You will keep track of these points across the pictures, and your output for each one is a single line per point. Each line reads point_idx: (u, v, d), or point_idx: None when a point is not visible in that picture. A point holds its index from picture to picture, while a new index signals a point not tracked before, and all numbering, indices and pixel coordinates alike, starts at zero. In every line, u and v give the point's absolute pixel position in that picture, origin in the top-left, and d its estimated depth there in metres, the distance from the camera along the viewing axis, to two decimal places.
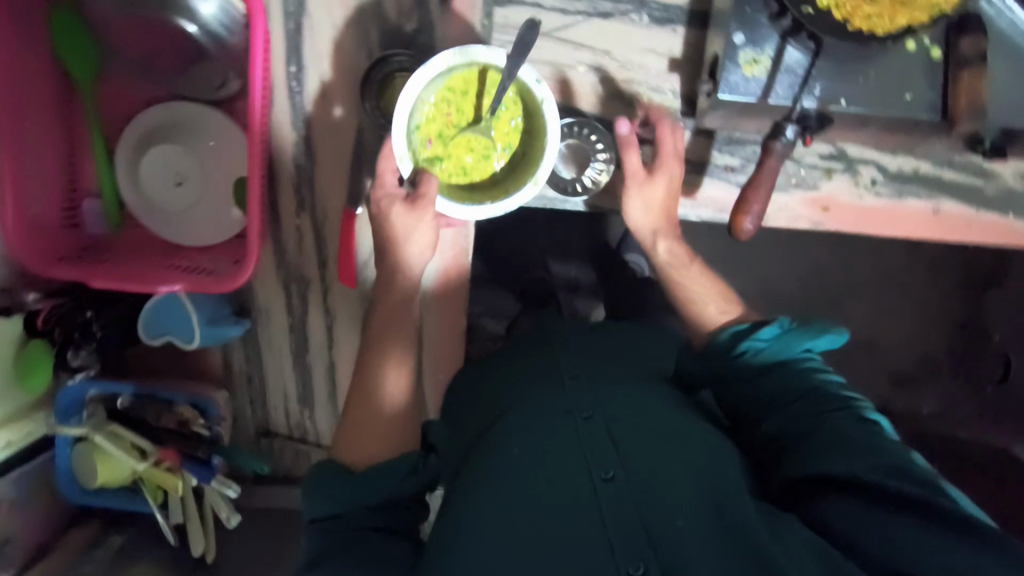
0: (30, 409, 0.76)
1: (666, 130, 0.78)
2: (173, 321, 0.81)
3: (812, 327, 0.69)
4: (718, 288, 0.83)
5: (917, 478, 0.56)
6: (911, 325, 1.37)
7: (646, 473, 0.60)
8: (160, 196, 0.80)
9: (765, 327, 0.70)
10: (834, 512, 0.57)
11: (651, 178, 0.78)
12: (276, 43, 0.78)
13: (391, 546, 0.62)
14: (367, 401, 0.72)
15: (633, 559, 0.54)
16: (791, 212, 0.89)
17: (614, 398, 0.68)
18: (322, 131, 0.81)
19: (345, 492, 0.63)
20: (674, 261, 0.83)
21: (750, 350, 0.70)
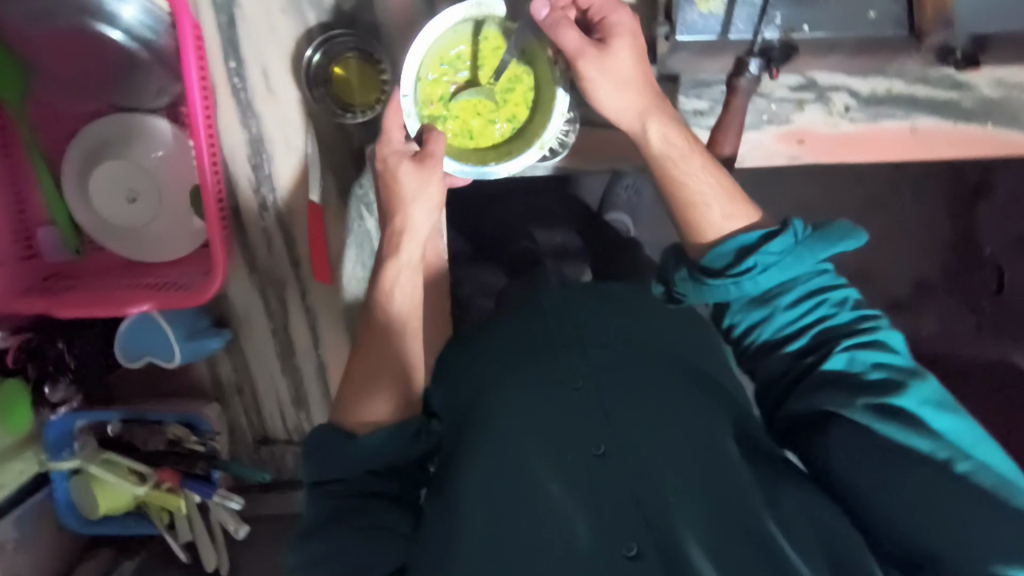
0: (19, 448, 0.75)
1: (612, 7, 0.64)
2: (149, 342, 0.78)
3: (830, 231, 0.59)
4: (729, 187, 0.64)
5: (906, 417, 0.53)
6: None
7: (636, 444, 0.59)
8: (113, 214, 0.76)
9: (777, 238, 0.59)
10: (829, 453, 0.56)
11: (604, 58, 0.63)
12: (210, 40, 0.75)
13: (391, 512, 0.60)
14: (375, 371, 0.65)
15: (623, 537, 0.54)
16: (768, 149, 0.87)
17: (604, 360, 0.65)
18: (273, 126, 0.79)
19: (350, 458, 0.60)
20: (670, 160, 0.65)
21: (758, 264, 0.59)
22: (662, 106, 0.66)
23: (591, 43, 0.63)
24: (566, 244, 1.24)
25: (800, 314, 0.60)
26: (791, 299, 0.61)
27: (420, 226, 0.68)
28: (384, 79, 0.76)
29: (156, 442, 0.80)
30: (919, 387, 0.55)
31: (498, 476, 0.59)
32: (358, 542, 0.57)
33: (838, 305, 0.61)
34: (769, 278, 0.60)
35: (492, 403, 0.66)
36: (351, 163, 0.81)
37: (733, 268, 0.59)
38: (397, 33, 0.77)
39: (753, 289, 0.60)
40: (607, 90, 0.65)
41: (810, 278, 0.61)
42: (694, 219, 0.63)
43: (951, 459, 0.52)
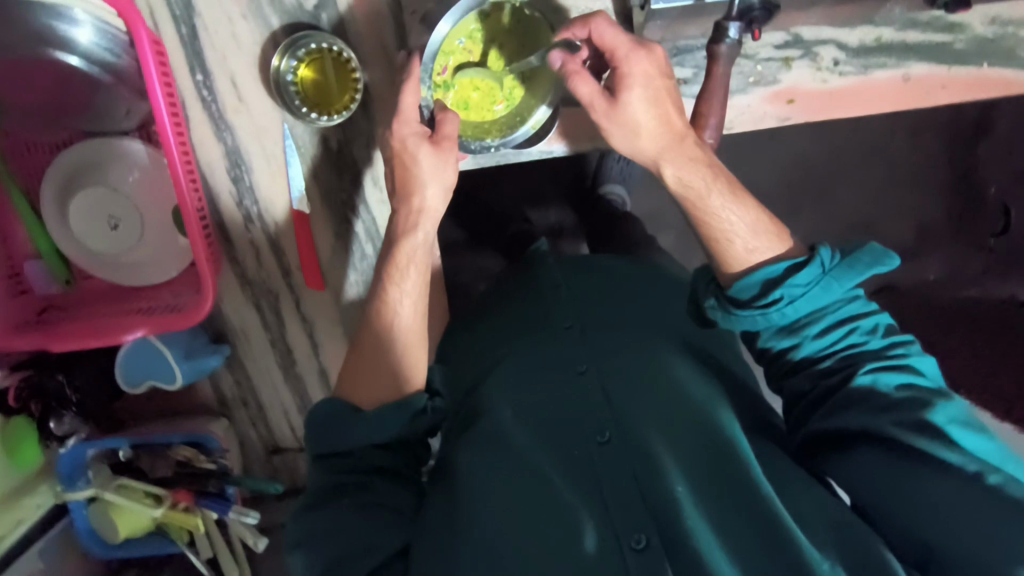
0: (33, 482, 0.77)
1: (627, 51, 0.61)
2: (149, 365, 0.79)
3: (859, 260, 0.62)
4: (760, 220, 0.66)
5: (936, 432, 0.56)
6: (904, 195, 1.40)
7: (638, 431, 0.62)
8: (96, 242, 0.75)
9: (805, 270, 0.62)
10: (857, 466, 0.59)
11: (615, 110, 0.63)
12: (174, 53, 0.72)
13: (391, 492, 0.63)
14: (380, 350, 0.69)
15: (633, 527, 0.57)
16: (757, 112, 0.84)
17: (618, 365, 0.68)
18: (247, 137, 0.76)
19: (357, 431, 0.63)
20: (694, 198, 0.65)
21: (785, 296, 0.63)
22: (684, 145, 0.65)
23: (603, 93, 0.62)
24: (562, 223, 1.29)
25: (828, 341, 0.64)
26: (820, 329, 0.64)
27: (432, 209, 0.71)
28: (356, 77, 0.75)
29: (165, 468, 0.79)
30: (946, 405, 0.58)
31: (504, 465, 0.62)
32: (361, 519, 0.60)
33: (868, 332, 0.64)
34: (797, 309, 0.63)
35: (502, 401, 0.67)
36: (332, 166, 0.80)
37: (761, 301, 0.63)
38: (365, 29, 0.75)
39: (781, 319, 0.63)
40: (626, 141, 0.64)
41: (839, 305, 0.64)
42: (722, 252, 0.66)
43: (982, 473, 0.55)
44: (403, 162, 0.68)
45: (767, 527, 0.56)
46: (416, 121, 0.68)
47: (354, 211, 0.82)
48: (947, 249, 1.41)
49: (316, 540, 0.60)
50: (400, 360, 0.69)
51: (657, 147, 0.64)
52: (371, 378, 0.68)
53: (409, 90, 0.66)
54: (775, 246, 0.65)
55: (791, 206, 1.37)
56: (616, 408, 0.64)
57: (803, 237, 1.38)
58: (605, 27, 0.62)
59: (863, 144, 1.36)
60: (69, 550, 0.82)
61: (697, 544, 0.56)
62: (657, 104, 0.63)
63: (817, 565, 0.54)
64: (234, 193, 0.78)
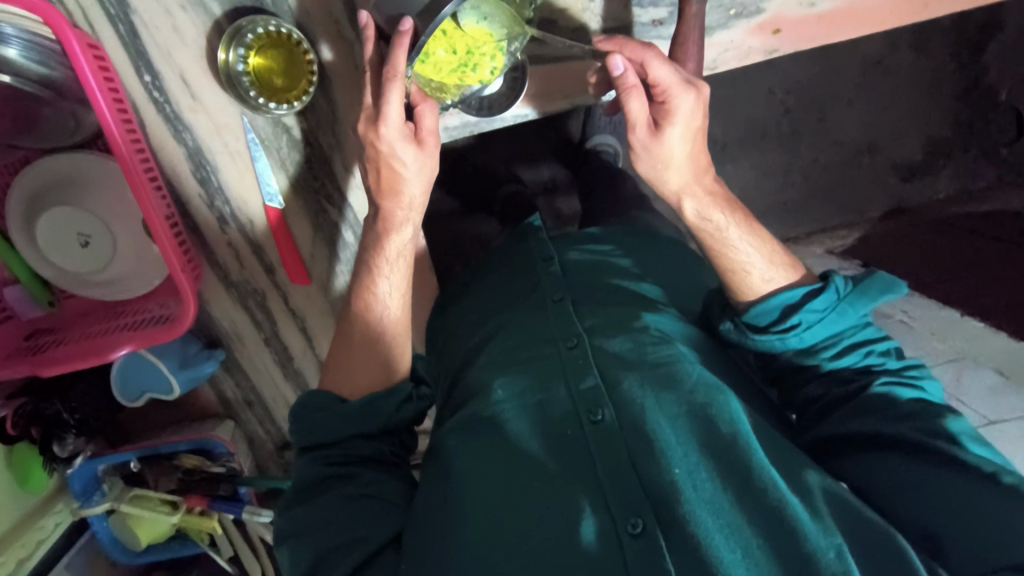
0: (48, 504, 0.81)
1: (676, 89, 0.61)
2: (144, 378, 0.79)
3: (870, 288, 0.67)
4: (768, 252, 0.70)
5: (953, 439, 0.60)
6: (908, 110, 1.34)
7: (635, 413, 0.62)
8: (70, 262, 0.72)
9: (821, 296, 0.67)
10: (874, 471, 0.62)
11: (655, 142, 0.64)
12: (114, 54, 0.67)
13: (380, 482, 0.63)
14: (366, 337, 0.70)
15: (628, 513, 0.56)
16: (741, 49, 0.79)
17: (615, 351, 0.68)
18: (205, 138, 0.73)
19: (347, 427, 0.64)
20: (712, 232, 0.70)
21: (803, 321, 0.67)
22: (703, 179, 0.69)
23: (649, 120, 0.63)
24: (554, 178, 1.25)
25: (844, 362, 0.67)
26: (835, 352, 0.68)
27: (408, 217, 0.70)
28: (310, 59, 0.70)
29: (168, 479, 0.85)
30: (958, 419, 0.62)
31: (499, 450, 0.62)
32: (350, 513, 0.60)
33: (883, 354, 0.68)
34: (814, 333, 0.67)
35: (495, 390, 0.66)
36: (300, 157, 0.77)
37: (779, 326, 0.68)
38: (312, 6, 0.70)
39: (798, 343, 0.67)
40: (655, 167, 0.67)
41: (854, 329, 0.68)
42: (738, 284, 0.70)
43: (997, 473, 0.57)
44: (386, 172, 0.66)
45: (770, 515, 0.56)
46: (399, 124, 0.62)
47: (329, 200, 0.80)
48: (958, 162, 1.37)
49: (305, 537, 0.60)
50: (388, 346, 0.70)
51: (686, 171, 0.67)
52: (361, 368, 0.69)
53: (393, 89, 0.59)
54: (789, 272, 0.70)
55: (791, 136, 1.32)
56: (617, 393, 0.64)
57: (803, 167, 1.34)
58: (656, 63, 0.60)
59: (863, 62, 1.29)
60: (94, 557, 0.88)
61: (695, 526, 0.55)
62: (691, 139, 0.65)
63: (821, 552, 0.54)
64: (203, 195, 0.76)
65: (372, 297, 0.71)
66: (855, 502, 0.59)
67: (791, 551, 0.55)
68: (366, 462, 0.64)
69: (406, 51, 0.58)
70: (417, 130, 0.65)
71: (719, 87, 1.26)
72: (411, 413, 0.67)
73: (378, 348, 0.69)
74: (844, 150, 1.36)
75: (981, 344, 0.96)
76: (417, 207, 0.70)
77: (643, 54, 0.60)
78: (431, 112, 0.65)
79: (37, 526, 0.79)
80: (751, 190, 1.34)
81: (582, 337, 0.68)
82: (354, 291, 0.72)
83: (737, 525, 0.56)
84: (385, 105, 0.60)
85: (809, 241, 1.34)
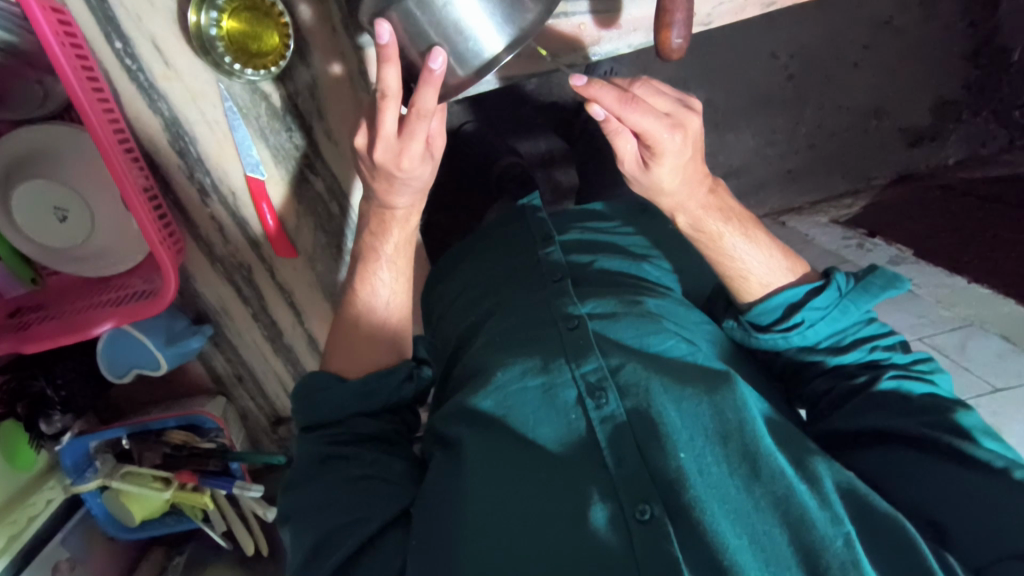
0: (40, 481, 0.81)
1: (660, 134, 0.58)
2: (131, 355, 0.78)
3: (872, 284, 0.66)
4: (773, 245, 0.68)
5: (965, 433, 0.59)
6: (916, 72, 1.29)
7: (640, 397, 0.60)
8: (48, 236, 0.71)
9: (823, 295, 0.66)
10: (886, 464, 0.61)
11: (644, 173, 0.64)
12: (84, 23, 0.64)
13: (381, 462, 0.62)
14: (361, 322, 0.69)
15: (635, 499, 0.55)
16: (737, 2, 0.75)
17: (618, 336, 0.66)
18: (181, 112, 0.70)
19: (346, 402, 0.64)
20: (711, 237, 0.68)
21: (805, 319, 0.66)
22: (698, 192, 0.66)
23: (638, 157, 0.62)
24: (552, 149, 1.21)
25: (849, 358, 0.66)
26: (840, 348, 0.66)
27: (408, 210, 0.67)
28: (285, 21, 0.68)
29: (155, 455, 0.86)
30: (968, 413, 0.61)
31: (487, 428, 0.61)
32: (351, 494, 0.59)
33: (887, 349, 0.67)
34: (817, 331, 0.66)
35: (496, 372, 0.64)
36: (280, 126, 0.75)
37: (781, 325, 0.66)
38: None
39: (801, 341, 0.66)
40: (647, 192, 0.66)
41: (858, 327, 0.67)
42: (737, 288, 0.69)
43: (1008, 468, 0.56)
44: (393, 183, 0.62)
45: (778, 502, 0.55)
46: (421, 155, 0.59)
47: (312, 168, 0.79)
48: (968, 127, 1.32)
49: (305, 515, 0.59)
50: (382, 329, 0.69)
51: (679, 193, 0.65)
52: (360, 344, 0.68)
53: (421, 127, 0.56)
54: (788, 269, 0.69)
55: (797, 102, 1.28)
56: (620, 377, 0.62)
57: (808, 133, 1.30)
58: (636, 113, 0.57)
59: (871, 22, 1.25)
60: (91, 532, 0.89)
61: (701, 513, 0.54)
62: (684, 167, 0.63)
63: (829, 540, 0.53)
64: (183, 169, 0.73)
65: (370, 288, 0.69)
66: (863, 489, 0.57)
67: (797, 536, 0.53)
68: (367, 441, 0.63)
69: (434, 88, 0.53)
70: (430, 145, 0.62)
71: (722, 52, 1.21)
72: (412, 391, 0.67)
73: (371, 329, 0.69)
74: (849, 116, 1.31)
75: (988, 312, 0.92)
76: (416, 194, 0.65)
77: (621, 105, 0.56)
78: (440, 122, 0.61)
79: (30, 502, 0.79)
80: (754, 159, 1.30)
81: (583, 319, 0.67)
82: (351, 281, 0.71)
83: (744, 511, 0.55)
84: (408, 142, 0.57)
85: (814, 209, 1.31)
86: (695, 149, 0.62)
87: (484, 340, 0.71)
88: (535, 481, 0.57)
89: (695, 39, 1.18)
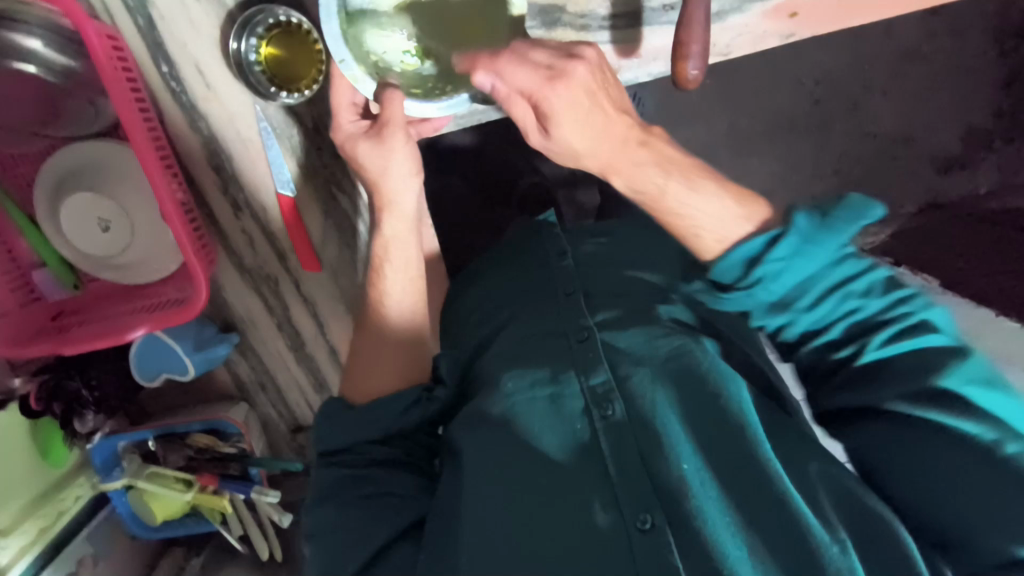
0: (71, 475, 0.87)
1: (543, 90, 0.58)
2: (161, 359, 0.82)
3: (838, 218, 0.55)
4: (733, 191, 0.61)
5: (947, 398, 0.52)
6: (944, 100, 1.27)
7: (644, 407, 0.61)
8: (91, 246, 0.76)
9: (782, 243, 0.55)
10: (866, 440, 0.56)
11: (549, 140, 0.61)
12: (134, 47, 0.69)
13: (395, 479, 0.65)
14: (381, 338, 0.73)
15: (637, 508, 0.56)
16: (757, 33, 0.76)
17: (625, 346, 0.66)
18: (219, 131, 0.74)
19: (368, 421, 0.67)
20: (653, 197, 0.62)
21: (766, 274, 0.56)
22: (628, 146, 0.61)
23: (537, 126, 0.61)
24: (575, 170, 1.17)
25: (825, 312, 0.56)
26: (812, 301, 0.56)
27: (404, 201, 0.73)
28: (318, 48, 0.72)
29: (178, 455, 0.89)
30: (962, 366, 0.52)
31: (502, 442, 0.62)
32: (366, 510, 0.62)
33: (867, 294, 0.55)
34: (783, 283, 0.56)
35: (505, 382, 0.66)
36: (311, 145, 0.78)
37: (743, 282, 0.58)
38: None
39: (767, 298, 0.57)
40: (568, 160, 0.63)
41: (830, 271, 0.55)
42: (693, 245, 0.62)
43: (999, 443, 0.51)
44: (388, 214, 0.73)
45: (784, 517, 0.54)
46: (361, 124, 0.70)
47: (339, 186, 0.82)
48: (1001, 156, 1.27)
49: (325, 534, 0.62)
50: (401, 337, 0.74)
51: (596, 149, 0.61)
52: (383, 367, 0.72)
53: (340, 85, 0.69)
54: (745, 218, 0.60)
55: (820, 128, 1.28)
56: (628, 388, 0.63)
57: (833, 159, 1.30)
58: (513, 68, 0.58)
59: (898, 50, 1.24)
60: (115, 532, 0.93)
61: (701, 522, 0.55)
62: (588, 124, 0.60)
63: (824, 546, 0.52)
64: (218, 183, 0.77)
65: (381, 293, 0.74)
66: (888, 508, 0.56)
67: (796, 546, 0.53)
68: (384, 463, 0.66)
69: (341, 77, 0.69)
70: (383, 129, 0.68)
71: (745, 77, 1.22)
72: (416, 417, 0.69)
73: (394, 345, 0.73)
74: (874, 144, 1.30)
75: None
76: (409, 221, 0.74)
77: (496, 62, 0.59)
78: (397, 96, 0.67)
79: (59, 498, 0.84)
80: (777, 184, 1.30)
81: (592, 331, 0.67)
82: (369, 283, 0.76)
83: (745, 523, 0.55)
84: (341, 111, 0.70)
85: None
86: (602, 90, 0.60)
87: (497, 352, 0.72)
88: (537, 494, 0.58)
89: (718, 67, 1.19)
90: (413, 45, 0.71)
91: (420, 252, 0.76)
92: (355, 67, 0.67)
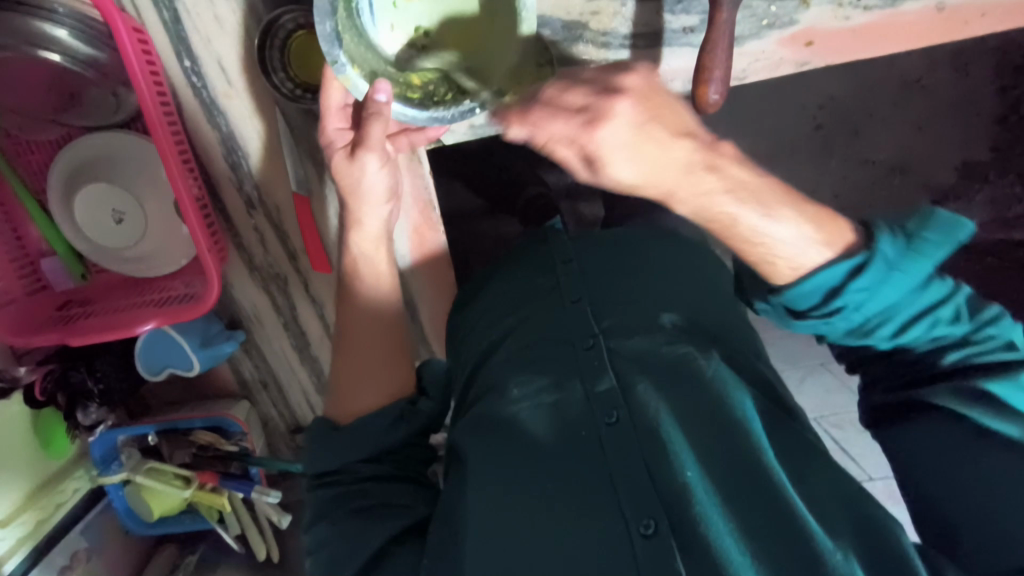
0: (70, 469, 0.87)
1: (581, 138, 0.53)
2: (166, 355, 0.82)
3: (926, 240, 0.53)
4: (810, 214, 0.55)
5: (999, 403, 0.53)
6: (945, 133, 1.30)
7: (649, 415, 0.61)
8: (103, 237, 0.76)
9: (864, 275, 0.53)
10: (910, 435, 0.59)
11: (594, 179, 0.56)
12: (158, 41, 0.69)
13: (393, 491, 0.66)
14: (358, 356, 0.72)
15: (640, 514, 0.56)
16: (772, 60, 0.78)
17: (631, 354, 0.67)
18: (237, 127, 0.75)
19: (379, 426, 0.68)
20: (723, 225, 0.56)
21: (847, 304, 0.54)
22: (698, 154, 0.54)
23: (583, 165, 0.56)
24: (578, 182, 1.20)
25: (912, 336, 0.55)
26: (895, 329, 0.55)
27: (372, 224, 0.74)
28: None
29: (183, 452, 0.89)
30: None
31: (512, 448, 0.63)
32: (360, 522, 0.62)
33: (954, 317, 0.54)
34: (865, 312, 0.55)
35: (511, 389, 0.67)
36: None
37: (820, 310, 0.56)
38: None
39: (846, 326, 0.56)
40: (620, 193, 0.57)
41: (916, 299, 0.54)
42: (762, 271, 0.58)
43: None
44: (354, 232, 0.74)
45: (792, 533, 0.54)
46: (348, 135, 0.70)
47: None
48: None
49: (326, 544, 0.63)
50: (377, 354, 0.73)
51: (661, 171, 0.53)
52: (358, 385, 0.72)
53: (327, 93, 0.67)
54: (823, 241, 0.55)
55: (820, 152, 1.31)
56: (633, 396, 0.63)
57: (833, 182, 1.32)
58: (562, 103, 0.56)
59: (901, 81, 1.27)
60: (109, 525, 0.92)
61: (707, 530, 0.54)
62: (646, 143, 0.53)
63: (829, 553, 0.53)
64: (233, 178, 0.77)
65: (355, 310, 0.74)
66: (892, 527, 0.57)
67: (798, 551, 0.53)
68: (381, 478, 0.66)
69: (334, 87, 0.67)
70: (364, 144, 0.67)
71: (752, 99, 1.24)
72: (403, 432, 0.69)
73: (380, 357, 0.73)
74: (873, 171, 1.33)
75: None
76: (376, 240, 0.75)
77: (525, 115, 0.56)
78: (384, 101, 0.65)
79: (59, 490, 0.85)
80: None
81: (599, 338, 0.68)
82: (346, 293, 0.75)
83: (751, 529, 0.56)
84: (328, 115, 0.69)
85: None
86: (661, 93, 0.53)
87: (502, 358, 0.73)
88: (544, 503, 0.59)
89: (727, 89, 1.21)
90: (418, 38, 0.69)
91: (391, 273, 0.76)
92: (349, 69, 0.63)
